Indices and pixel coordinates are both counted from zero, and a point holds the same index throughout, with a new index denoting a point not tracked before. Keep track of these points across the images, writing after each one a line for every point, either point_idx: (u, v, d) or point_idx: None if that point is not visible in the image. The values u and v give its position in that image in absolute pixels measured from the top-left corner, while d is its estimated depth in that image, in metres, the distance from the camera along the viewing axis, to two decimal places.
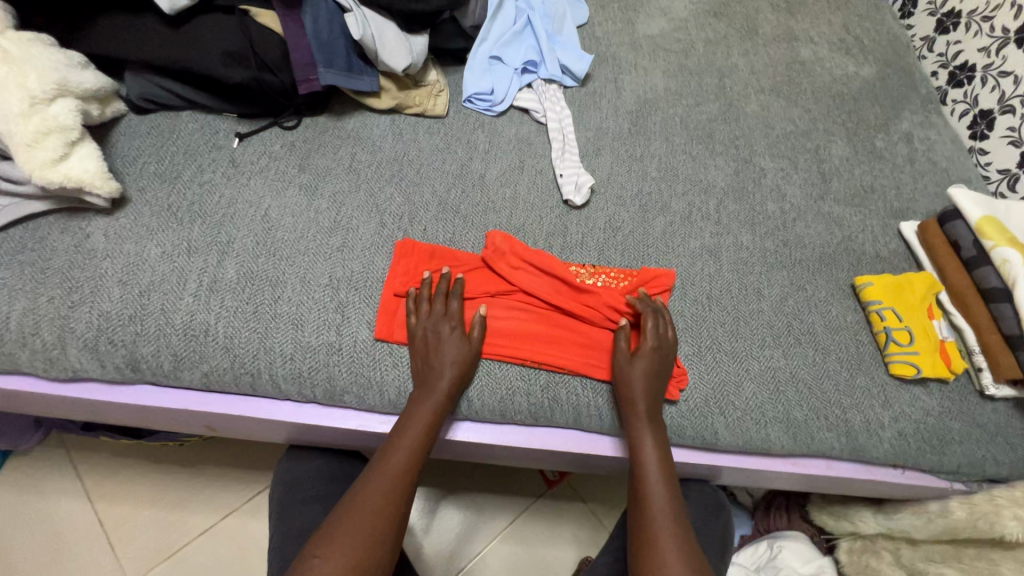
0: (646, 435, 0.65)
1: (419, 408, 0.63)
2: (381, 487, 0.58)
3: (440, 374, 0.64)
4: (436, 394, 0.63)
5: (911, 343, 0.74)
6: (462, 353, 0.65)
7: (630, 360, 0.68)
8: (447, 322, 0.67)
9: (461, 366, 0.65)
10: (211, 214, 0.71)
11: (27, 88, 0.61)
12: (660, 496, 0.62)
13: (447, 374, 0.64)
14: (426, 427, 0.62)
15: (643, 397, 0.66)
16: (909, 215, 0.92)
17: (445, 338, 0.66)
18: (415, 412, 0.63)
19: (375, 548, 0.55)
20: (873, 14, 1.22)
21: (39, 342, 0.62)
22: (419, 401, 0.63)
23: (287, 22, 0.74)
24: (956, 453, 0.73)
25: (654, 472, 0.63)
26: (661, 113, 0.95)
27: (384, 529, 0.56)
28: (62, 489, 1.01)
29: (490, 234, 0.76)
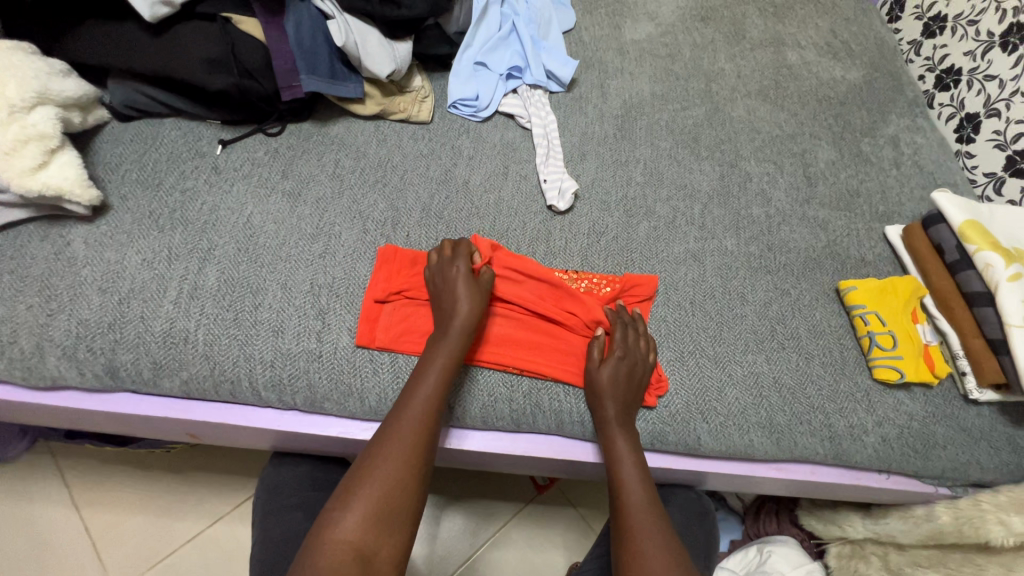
0: (620, 442, 0.65)
1: (436, 352, 0.63)
2: (408, 427, 0.58)
3: (456, 319, 0.65)
4: (452, 335, 0.64)
5: (894, 348, 0.74)
6: (475, 296, 0.66)
7: (600, 367, 0.67)
8: (456, 268, 0.68)
9: (476, 309, 0.66)
10: (193, 221, 0.71)
11: (6, 97, 0.61)
12: (636, 501, 0.62)
13: (461, 316, 0.65)
14: (445, 368, 0.62)
15: (613, 403, 0.66)
16: (895, 219, 0.92)
17: (456, 294, 0.66)
18: (432, 355, 0.63)
19: (405, 489, 0.55)
20: (861, 18, 1.22)
21: (18, 350, 0.62)
22: (436, 345, 0.64)
23: (270, 30, 0.74)
24: (940, 458, 0.73)
25: (631, 479, 0.64)
26: (646, 118, 0.95)
27: (412, 469, 0.56)
28: (48, 496, 1.01)
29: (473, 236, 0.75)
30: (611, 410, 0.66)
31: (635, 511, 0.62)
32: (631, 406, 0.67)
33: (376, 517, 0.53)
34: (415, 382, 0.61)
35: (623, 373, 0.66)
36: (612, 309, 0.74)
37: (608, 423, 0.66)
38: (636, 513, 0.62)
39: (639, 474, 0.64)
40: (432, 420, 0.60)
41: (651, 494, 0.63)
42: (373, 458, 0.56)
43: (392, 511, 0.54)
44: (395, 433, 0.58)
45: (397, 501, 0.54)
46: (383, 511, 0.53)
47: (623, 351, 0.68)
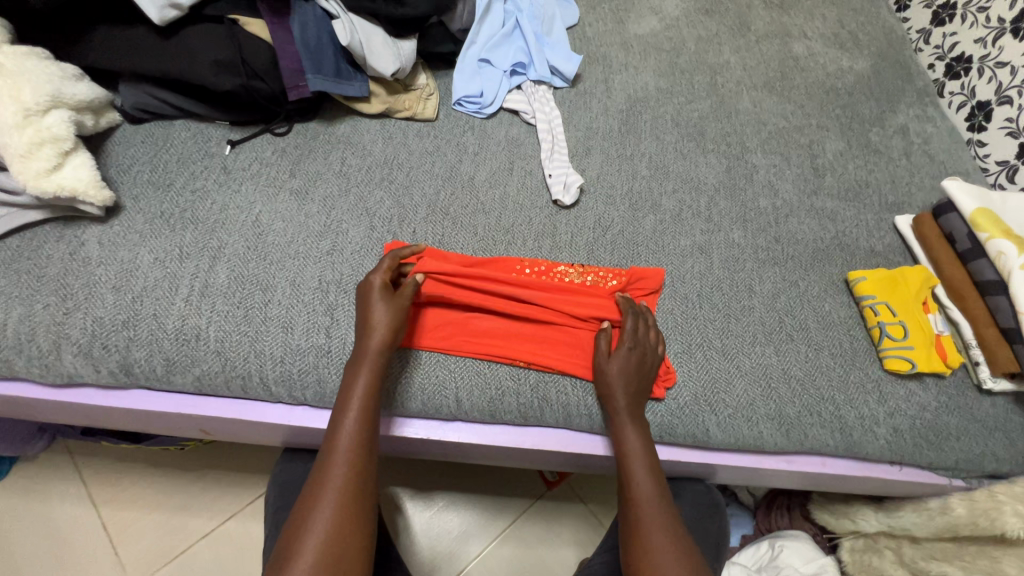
0: (629, 434, 0.65)
1: (355, 379, 0.61)
2: (342, 464, 0.56)
3: (371, 342, 0.62)
4: (371, 357, 0.62)
5: (905, 338, 0.73)
6: (392, 314, 0.63)
7: (610, 359, 0.67)
8: (374, 285, 0.64)
9: (394, 329, 0.63)
10: (203, 220, 0.73)
11: (21, 100, 0.63)
12: (648, 497, 0.62)
13: (377, 337, 0.62)
14: (368, 394, 0.60)
15: (622, 394, 0.65)
16: (905, 209, 0.91)
17: (370, 312, 0.63)
18: (351, 384, 0.61)
19: (350, 527, 0.54)
20: (868, 8, 1.21)
21: (36, 348, 0.64)
22: (354, 370, 0.61)
23: (276, 30, 0.75)
24: (953, 449, 0.72)
25: (639, 470, 0.63)
26: (651, 112, 0.95)
27: (353, 507, 0.55)
28: (66, 494, 1.03)
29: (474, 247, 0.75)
30: (617, 401, 0.65)
31: (644, 503, 0.62)
32: (638, 397, 0.66)
33: (324, 563, 0.51)
34: (339, 415, 0.59)
35: (632, 362, 0.66)
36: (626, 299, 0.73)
37: (617, 413, 0.65)
38: (644, 504, 0.62)
39: (648, 465, 0.64)
40: (364, 452, 0.58)
41: (659, 486, 0.63)
42: (312, 501, 0.54)
43: (341, 553, 0.52)
44: (328, 473, 0.56)
45: (345, 542, 0.53)
46: (331, 553, 0.52)
47: (634, 342, 0.67)
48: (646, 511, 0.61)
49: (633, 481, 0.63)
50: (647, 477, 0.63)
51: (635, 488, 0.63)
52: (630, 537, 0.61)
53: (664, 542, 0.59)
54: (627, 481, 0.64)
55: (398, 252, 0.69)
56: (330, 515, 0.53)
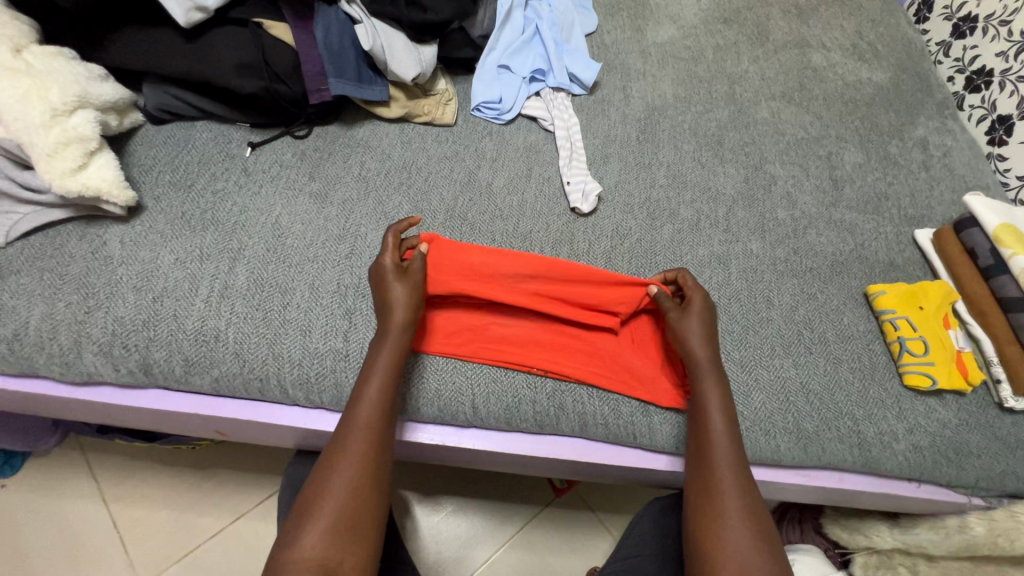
0: (710, 387, 0.64)
1: (376, 354, 0.60)
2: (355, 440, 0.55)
3: (393, 321, 0.61)
4: (391, 336, 0.61)
5: (925, 354, 0.72)
6: (411, 295, 0.63)
7: (682, 317, 0.68)
8: (386, 267, 0.63)
9: (411, 307, 0.62)
10: (223, 221, 0.73)
11: (49, 101, 0.63)
12: (724, 448, 0.61)
13: (396, 314, 0.61)
14: (387, 372, 0.59)
15: (703, 346, 0.66)
16: (924, 222, 0.91)
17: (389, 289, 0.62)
18: (370, 362, 0.60)
19: (361, 506, 0.53)
20: (887, 19, 1.20)
21: (56, 346, 0.64)
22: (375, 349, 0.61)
23: (300, 34, 0.76)
24: (974, 467, 0.71)
25: (717, 421, 0.62)
26: (669, 120, 0.95)
27: (366, 485, 0.54)
28: (78, 490, 1.03)
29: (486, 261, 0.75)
30: (700, 351, 0.65)
31: (721, 452, 0.60)
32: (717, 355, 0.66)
33: (333, 535, 0.51)
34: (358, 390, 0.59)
35: (704, 318, 0.67)
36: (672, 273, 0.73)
37: (702, 364, 0.65)
38: (721, 453, 0.60)
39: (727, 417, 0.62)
40: (381, 429, 0.57)
41: (736, 441, 0.61)
42: (323, 476, 0.54)
43: (352, 527, 0.52)
44: (343, 444, 0.55)
45: (355, 519, 0.52)
46: (342, 531, 0.51)
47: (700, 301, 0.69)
48: (720, 458, 0.60)
49: (710, 429, 0.62)
50: (723, 429, 0.62)
51: (712, 439, 0.61)
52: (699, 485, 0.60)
53: (738, 491, 0.58)
54: (705, 430, 0.62)
55: (398, 228, 0.68)
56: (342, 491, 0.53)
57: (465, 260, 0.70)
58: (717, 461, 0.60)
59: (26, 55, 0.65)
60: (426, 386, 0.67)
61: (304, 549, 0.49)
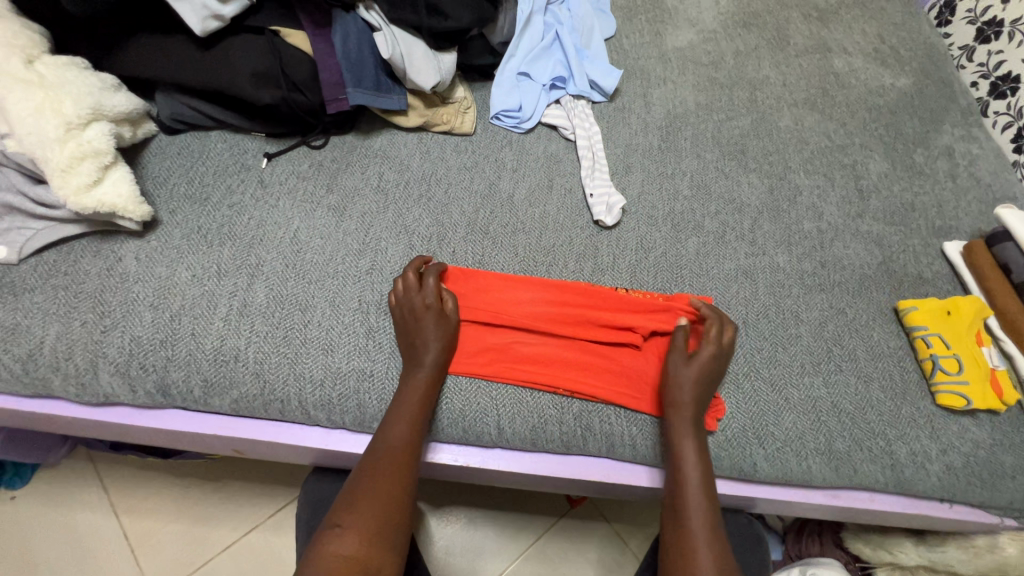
0: (686, 436, 0.63)
1: (412, 378, 0.63)
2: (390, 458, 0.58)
3: (428, 350, 0.64)
4: (427, 363, 0.63)
5: (959, 372, 0.71)
6: (440, 328, 0.65)
7: (685, 365, 0.66)
8: (423, 301, 0.66)
9: (445, 338, 0.65)
10: (240, 236, 0.71)
11: (63, 114, 0.61)
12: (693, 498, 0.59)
13: (432, 344, 0.64)
14: (424, 397, 0.62)
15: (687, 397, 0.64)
16: (952, 234, 0.89)
17: (423, 318, 0.65)
18: (408, 385, 0.62)
19: (388, 522, 0.54)
20: (909, 23, 1.18)
21: (72, 367, 0.62)
22: (408, 377, 0.63)
23: (318, 42, 0.74)
24: (1009, 488, 0.69)
25: (693, 484, 0.60)
26: (692, 128, 0.93)
27: (396, 504, 0.55)
28: (89, 502, 1.02)
29: (507, 275, 0.73)
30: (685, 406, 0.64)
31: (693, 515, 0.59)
32: (700, 414, 0.65)
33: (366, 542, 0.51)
34: (396, 409, 0.61)
35: (706, 369, 0.66)
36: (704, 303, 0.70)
37: (680, 413, 0.64)
38: (693, 518, 0.58)
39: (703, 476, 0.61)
40: (414, 448, 0.59)
41: (706, 484, 0.61)
42: (359, 486, 0.55)
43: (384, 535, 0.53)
44: (380, 461, 0.57)
45: (383, 536, 0.53)
46: (371, 544, 0.52)
47: (712, 345, 0.67)
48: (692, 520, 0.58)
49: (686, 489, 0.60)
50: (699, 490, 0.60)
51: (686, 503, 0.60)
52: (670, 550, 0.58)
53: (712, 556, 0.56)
54: (680, 493, 0.60)
55: (435, 266, 0.70)
56: (371, 508, 0.54)
57: (490, 289, 0.72)
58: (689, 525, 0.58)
59: (38, 67, 0.63)
60: (450, 406, 0.66)
61: (331, 560, 0.49)
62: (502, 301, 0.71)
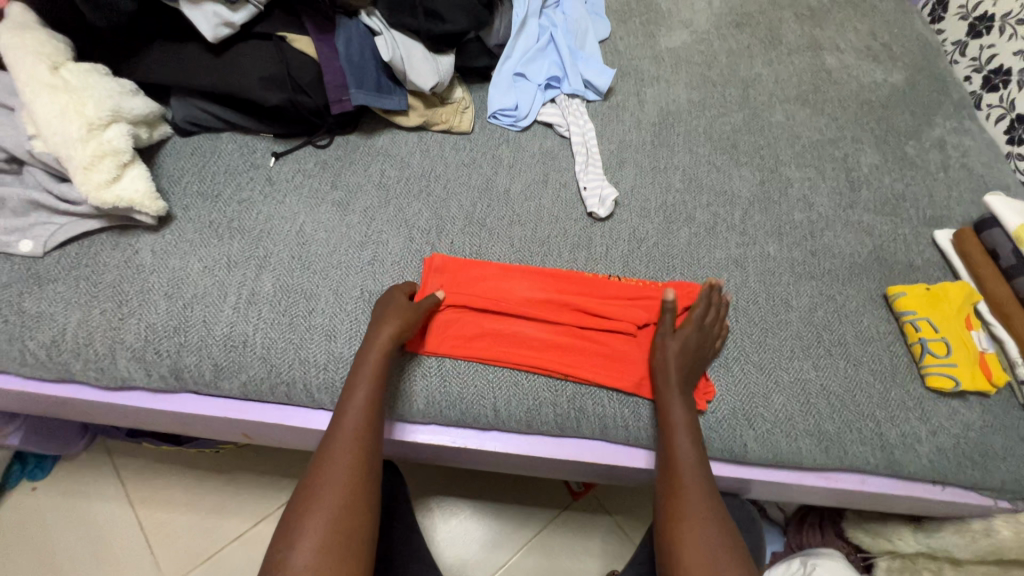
0: (676, 406, 0.65)
1: (365, 361, 0.63)
2: (348, 440, 0.58)
3: (381, 332, 0.64)
4: (379, 345, 0.63)
5: (948, 355, 0.72)
6: (408, 313, 0.66)
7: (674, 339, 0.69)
8: (399, 295, 0.69)
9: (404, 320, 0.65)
10: (249, 229, 0.75)
11: (86, 115, 0.66)
12: (688, 466, 0.62)
13: (387, 326, 0.64)
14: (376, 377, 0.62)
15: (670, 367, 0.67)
16: (943, 223, 0.90)
17: (389, 307, 0.67)
18: (360, 368, 0.63)
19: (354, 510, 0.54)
20: (901, 20, 1.20)
21: (92, 351, 0.66)
22: (360, 362, 0.63)
23: (322, 46, 0.78)
24: (1000, 469, 0.70)
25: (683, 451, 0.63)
26: (684, 125, 0.95)
27: (362, 491, 0.55)
28: (105, 493, 1.06)
29: (501, 266, 0.76)
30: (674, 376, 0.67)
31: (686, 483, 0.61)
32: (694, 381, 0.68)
33: (332, 530, 0.52)
34: (349, 394, 0.61)
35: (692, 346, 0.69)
36: (709, 285, 0.72)
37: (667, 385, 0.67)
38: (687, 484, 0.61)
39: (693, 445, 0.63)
40: (371, 427, 0.59)
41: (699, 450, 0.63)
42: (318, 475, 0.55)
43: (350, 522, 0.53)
44: (335, 447, 0.57)
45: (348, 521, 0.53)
46: (340, 534, 0.52)
47: (698, 326, 0.70)
48: (687, 496, 0.60)
49: (676, 458, 0.63)
50: (692, 463, 0.62)
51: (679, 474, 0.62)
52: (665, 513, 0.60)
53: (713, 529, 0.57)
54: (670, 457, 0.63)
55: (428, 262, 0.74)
56: (333, 499, 0.53)
57: (486, 280, 0.75)
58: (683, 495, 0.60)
59: (63, 72, 0.68)
60: (445, 389, 0.69)
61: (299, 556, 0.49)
62: (499, 290, 0.74)
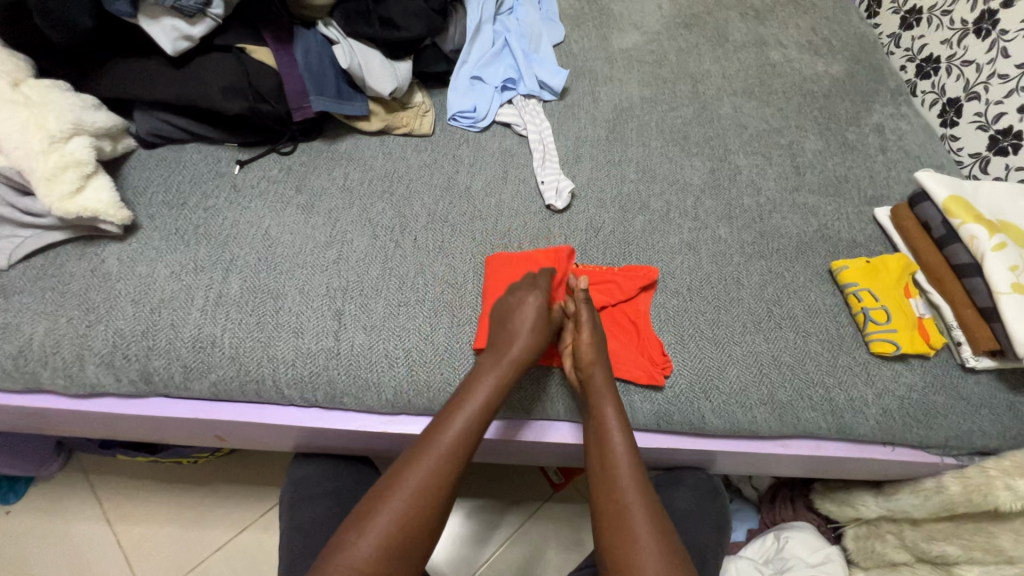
0: (613, 423, 0.66)
1: (487, 369, 0.66)
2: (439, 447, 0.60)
3: (513, 346, 0.67)
4: (508, 358, 0.66)
5: (888, 322, 0.76)
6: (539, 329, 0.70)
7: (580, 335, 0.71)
8: (541, 292, 0.72)
9: (536, 336, 0.69)
10: (215, 235, 0.77)
11: (47, 129, 0.67)
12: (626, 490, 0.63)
13: (522, 339, 0.68)
14: (497, 389, 0.65)
15: (603, 383, 0.68)
16: (884, 201, 0.96)
17: (529, 314, 0.70)
18: (483, 373, 0.65)
19: (430, 506, 0.57)
20: (839, 16, 1.27)
21: (60, 359, 0.67)
22: (481, 369, 0.66)
23: (281, 56, 0.81)
24: (943, 426, 0.74)
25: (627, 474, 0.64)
26: (637, 120, 1.00)
27: (431, 503, 0.58)
28: (82, 512, 1.05)
29: (490, 258, 0.79)
30: (601, 378, 0.68)
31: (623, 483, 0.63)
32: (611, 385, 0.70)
33: (401, 531, 0.55)
34: (459, 400, 0.64)
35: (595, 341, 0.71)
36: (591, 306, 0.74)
37: (603, 398, 0.67)
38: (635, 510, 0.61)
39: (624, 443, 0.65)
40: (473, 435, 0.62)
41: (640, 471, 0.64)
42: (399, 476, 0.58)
43: (417, 525, 0.56)
44: (426, 450, 0.60)
45: (413, 526, 0.56)
46: (398, 544, 0.55)
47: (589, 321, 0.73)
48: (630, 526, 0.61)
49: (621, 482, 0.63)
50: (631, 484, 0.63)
51: (616, 474, 0.64)
52: (613, 539, 0.61)
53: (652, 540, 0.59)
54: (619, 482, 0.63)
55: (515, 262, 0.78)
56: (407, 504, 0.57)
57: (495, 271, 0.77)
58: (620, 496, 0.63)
59: (24, 88, 0.69)
60: (433, 379, 0.71)
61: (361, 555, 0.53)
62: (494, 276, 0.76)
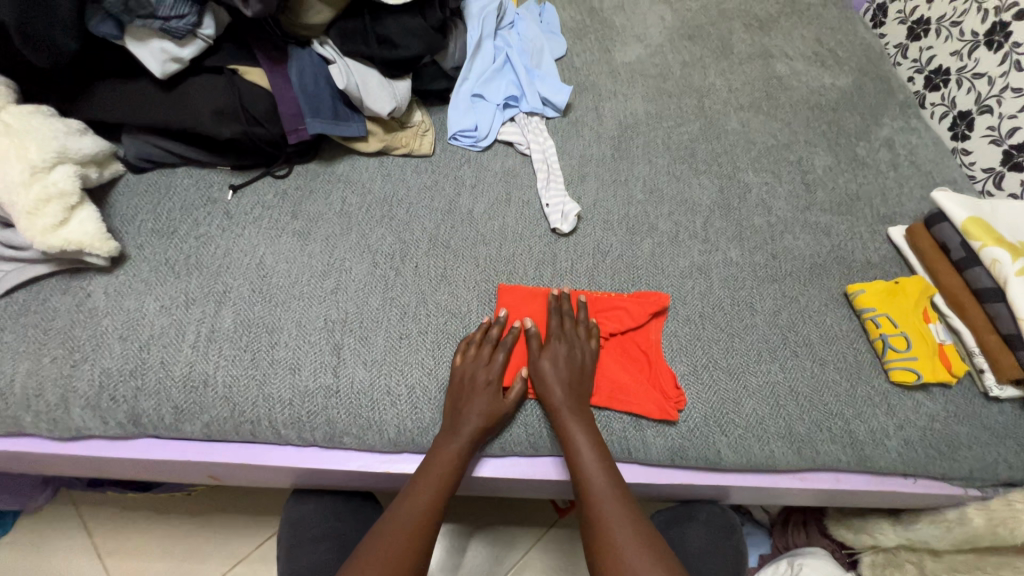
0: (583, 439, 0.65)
1: (462, 414, 0.65)
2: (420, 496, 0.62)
3: (472, 405, 0.65)
4: (473, 408, 0.65)
5: (908, 349, 0.74)
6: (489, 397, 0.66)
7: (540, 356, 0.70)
8: (497, 360, 0.69)
9: (492, 406, 0.66)
10: (207, 265, 0.73)
11: (28, 159, 0.64)
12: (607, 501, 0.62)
13: (476, 404, 0.65)
14: (476, 433, 0.64)
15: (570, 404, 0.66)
16: (897, 220, 0.93)
17: (479, 389, 0.66)
18: (459, 421, 0.65)
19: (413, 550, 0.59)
20: (845, 26, 1.25)
21: (43, 402, 0.64)
22: (458, 415, 0.65)
23: (274, 78, 0.77)
24: (967, 458, 0.72)
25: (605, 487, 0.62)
26: (642, 137, 0.97)
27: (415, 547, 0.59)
28: (71, 547, 1.01)
29: (501, 288, 0.76)
30: (561, 401, 0.66)
31: (614, 507, 0.62)
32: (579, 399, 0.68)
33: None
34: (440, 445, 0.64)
35: (563, 360, 0.69)
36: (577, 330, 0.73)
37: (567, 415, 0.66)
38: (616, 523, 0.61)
39: (601, 459, 0.64)
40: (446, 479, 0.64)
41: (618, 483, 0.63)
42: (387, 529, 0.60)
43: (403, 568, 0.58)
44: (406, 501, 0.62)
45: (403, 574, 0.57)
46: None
47: (560, 339, 0.71)
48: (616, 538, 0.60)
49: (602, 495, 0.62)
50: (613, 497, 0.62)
51: (603, 494, 0.62)
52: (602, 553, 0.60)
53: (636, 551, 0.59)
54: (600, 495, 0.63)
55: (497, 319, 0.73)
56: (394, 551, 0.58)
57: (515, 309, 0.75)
58: (608, 518, 0.61)
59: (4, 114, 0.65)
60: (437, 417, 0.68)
61: None
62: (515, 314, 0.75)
